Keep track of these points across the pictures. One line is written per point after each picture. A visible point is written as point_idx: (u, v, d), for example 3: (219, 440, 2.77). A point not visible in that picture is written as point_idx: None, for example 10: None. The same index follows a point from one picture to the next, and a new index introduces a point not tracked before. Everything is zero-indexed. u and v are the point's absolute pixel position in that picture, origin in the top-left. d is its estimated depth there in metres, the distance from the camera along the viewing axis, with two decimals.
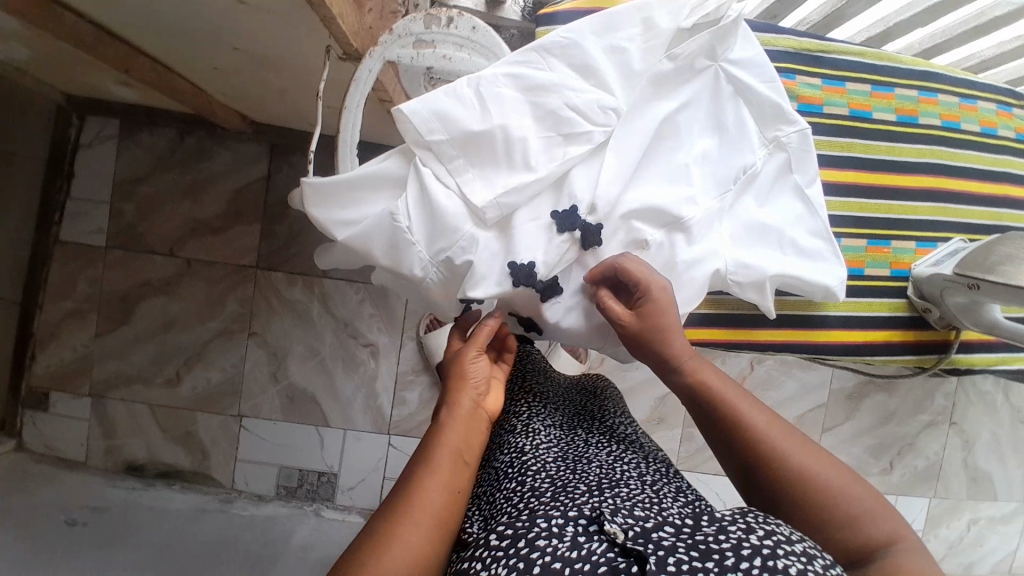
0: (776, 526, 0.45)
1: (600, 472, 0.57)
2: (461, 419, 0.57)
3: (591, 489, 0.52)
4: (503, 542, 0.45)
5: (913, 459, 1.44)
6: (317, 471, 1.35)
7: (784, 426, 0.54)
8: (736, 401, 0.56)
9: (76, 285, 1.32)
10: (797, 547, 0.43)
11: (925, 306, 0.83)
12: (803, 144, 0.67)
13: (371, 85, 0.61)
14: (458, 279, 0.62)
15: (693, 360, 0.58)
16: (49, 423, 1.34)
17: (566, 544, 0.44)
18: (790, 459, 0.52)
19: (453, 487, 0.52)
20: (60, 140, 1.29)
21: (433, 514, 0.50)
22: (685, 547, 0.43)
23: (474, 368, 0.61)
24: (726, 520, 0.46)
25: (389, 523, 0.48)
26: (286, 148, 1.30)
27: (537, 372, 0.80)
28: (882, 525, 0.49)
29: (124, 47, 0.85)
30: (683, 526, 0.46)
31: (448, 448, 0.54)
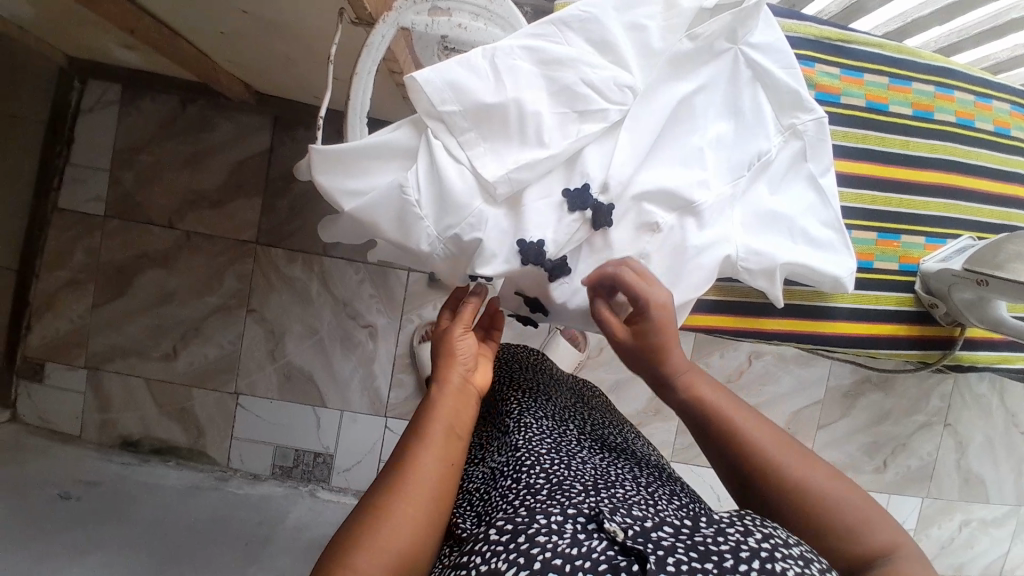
0: (773, 529, 0.45)
1: (594, 473, 0.58)
2: (451, 394, 0.56)
3: (587, 490, 0.52)
4: (502, 536, 0.44)
5: (906, 459, 1.42)
6: (312, 452, 1.34)
7: (780, 436, 0.53)
8: (732, 412, 0.54)
9: (73, 254, 1.31)
10: (794, 550, 0.43)
11: (932, 301, 0.81)
12: (819, 133, 0.63)
13: (383, 52, 0.59)
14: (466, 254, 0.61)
15: (689, 372, 0.57)
16: (44, 394, 1.32)
17: (566, 540, 0.43)
18: (788, 470, 0.51)
19: (448, 461, 0.52)
20: (60, 103, 1.27)
21: (428, 487, 0.49)
22: (684, 548, 0.42)
23: (463, 345, 0.60)
24: (725, 522, 0.45)
25: (383, 497, 0.48)
26: (290, 122, 1.28)
27: (532, 377, 0.82)
28: (880, 534, 0.48)
29: (127, 4, 0.83)
30: (682, 526, 0.46)
31: (441, 423, 0.53)
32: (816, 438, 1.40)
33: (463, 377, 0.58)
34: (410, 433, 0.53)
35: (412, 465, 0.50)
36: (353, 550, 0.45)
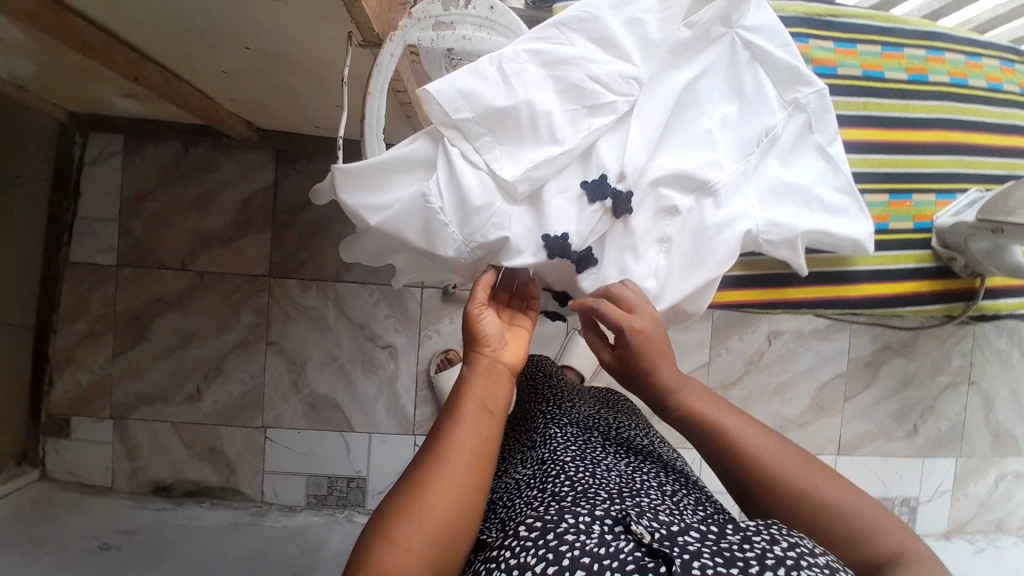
0: (798, 538, 0.44)
1: (620, 480, 0.58)
2: (480, 374, 0.57)
3: (611, 497, 0.52)
4: (533, 532, 0.45)
5: (935, 421, 1.43)
6: (345, 477, 1.34)
7: (781, 443, 0.54)
8: (731, 423, 0.55)
9: (89, 306, 1.32)
10: (820, 560, 0.42)
11: (950, 255, 0.83)
12: (821, 104, 0.65)
13: (393, 69, 0.61)
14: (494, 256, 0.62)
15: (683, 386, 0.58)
16: (72, 449, 1.33)
17: (594, 540, 0.43)
18: (789, 479, 0.51)
19: (482, 436, 0.54)
20: (64, 158, 1.29)
21: (463, 462, 0.52)
22: (710, 553, 0.42)
23: (487, 325, 0.59)
24: (751, 530, 0.45)
25: (423, 472, 0.51)
26: (292, 154, 1.30)
27: (556, 391, 0.82)
28: (887, 537, 0.48)
29: (131, 53, 0.85)
30: (708, 532, 0.46)
31: (473, 399, 0.56)
32: (843, 411, 1.40)
33: (491, 358, 0.59)
34: (445, 412, 0.56)
35: (448, 441, 0.53)
36: (394, 522, 0.49)
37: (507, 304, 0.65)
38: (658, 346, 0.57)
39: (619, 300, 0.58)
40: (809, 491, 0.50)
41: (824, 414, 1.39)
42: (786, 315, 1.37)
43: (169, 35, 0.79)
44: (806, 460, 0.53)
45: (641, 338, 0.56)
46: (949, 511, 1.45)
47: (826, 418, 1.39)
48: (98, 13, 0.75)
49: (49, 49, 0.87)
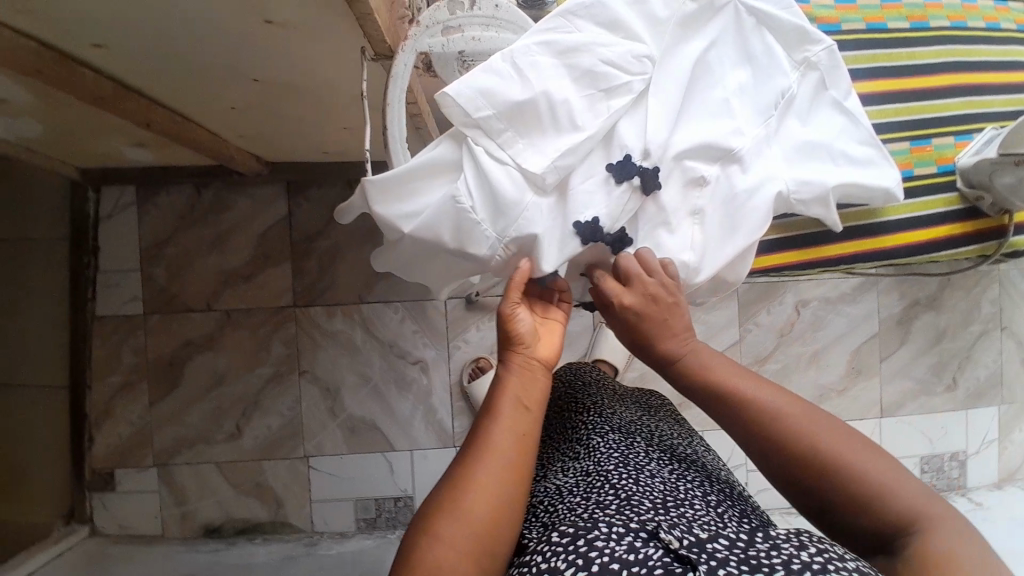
0: (830, 544, 0.47)
1: (663, 487, 0.60)
2: (516, 370, 0.58)
3: (655, 507, 0.54)
4: (563, 539, 0.48)
5: (973, 371, 1.41)
6: (392, 497, 1.34)
7: (801, 404, 0.53)
8: (748, 388, 0.55)
9: (121, 357, 1.33)
10: (850, 564, 0.45)
11: (976, 194, 0.83)
12: (831, 61, 0.66)
13: (408, 78, 0.62)
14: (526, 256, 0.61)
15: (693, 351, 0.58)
16: (120, 502, 1.34)
17: (623, 547, 0.47)
18: (808, 444, 0.51)
19: (520, 432, 0.54)
20: (81, 216, 1.31)
21: (502, 458, 0.52)
22: (737, 560, 0.45)
23: (519, 325, 0.59)
24: (781, 538, 0.48)
25: (464, 470, 0.52)
26: (302, 184, 1.32)
27: (596, 396, 0.82)
28: (906, 499, 0.48)
29: (140, 100, 0.85)
30: (738, 540, 0.49)
31: (510, 395, 0.56)
32: (880, 372, 1.39)
33: (525, 356, 0.59)
34: (483, 409, 0.56)
35: (487, 437, 0.53)
36: (437, 518, 0.49)
37: (540, 300, 0.64)
38: (659, 320, 0.58)
39: (624, 273, 0.58)
40: (826, 456, 0.50)
41: (861, 377, 1.38)
42: (809, 282, 1.37)
43: (180, 80, 0.80)
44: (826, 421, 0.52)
45: (633, 313, 0.58)
46: (1001, 459, 1.43)
47: (865, 380, 1.38)
48: (110, 66, 0.76)
49: (61, 108, 0.89)
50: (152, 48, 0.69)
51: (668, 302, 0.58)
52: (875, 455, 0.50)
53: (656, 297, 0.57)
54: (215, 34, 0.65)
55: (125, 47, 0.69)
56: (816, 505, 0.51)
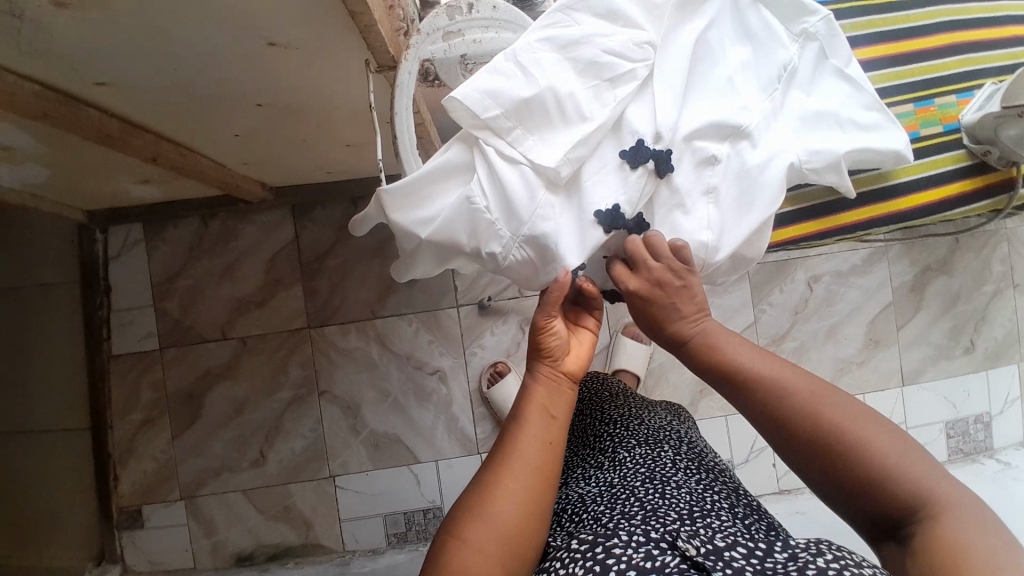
0: (850, 553, 0.48)
1: (690, 499, 0.61)
2: (543, 380, 0.58)
3: (681, 518, 0.56)
4: (581, 546, 0.52)
5: (991, 331, 1.41)
6: (421, 509, 1.33)
7: (816, 384, 0.51)
8: (759, 368, 0.53)
9: (140, 394, 1.33)
10: (867, 570, 0.45)
11: (983, 150, 0.83)
12: (829, 29, 0.67)
13: (413, 86, 0.63)
14: (546, 258, 0.60)
15: (704, 329, 0.57)
16: (149, 538, 1.33)
17: (641, 554, 0.50)
18: (817, 422, 0.49)
19: (546, 441, 0.55)
20: (89, 259, 1.31)
21: (528, 464, 0.54)
22: (753, 570, 0.48)
23: (552, 338, 0.59)
24: (799, 547, 0.50)
25: (491, 476, 0.53)
26: (307, 206, 1.33)
27: (623, 407, 0.84)
28: (920, 484, 0.46)
29: (146, 134, 0.85)
30: (756, 549, 0.51)
31: (536, 404, 0.57)
32: (897, 341, 1.38)
33: (553, 366, 0.59)
34: (510, 416, 0.57)
35: (514, 444, 0.54)
36: (464, 523, 0.51)
37: (572, 309, 0.64)
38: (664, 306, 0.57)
39: (632, 259, 0.58)
40: (837, 437, 0.49)
41: (879, 348, 1.38)
42: (819, 258, 1.37)
43: (185, 112, 0.81)
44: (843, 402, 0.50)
45: (641, 300, 0.58)
46: None
47: (883, 350, 1.38)
48: (116, 103, 0.76)
49: (67, 150, 0.89)
50: (157, 82, 0.70)
51: (675, 287, 0.57)
52: (892, 440, 0.48)
53: (663, 284, 0.57)
54: (221, 61, 0.65)
55: (131, 82, 0.69)
56: (830, 489, 0.50)
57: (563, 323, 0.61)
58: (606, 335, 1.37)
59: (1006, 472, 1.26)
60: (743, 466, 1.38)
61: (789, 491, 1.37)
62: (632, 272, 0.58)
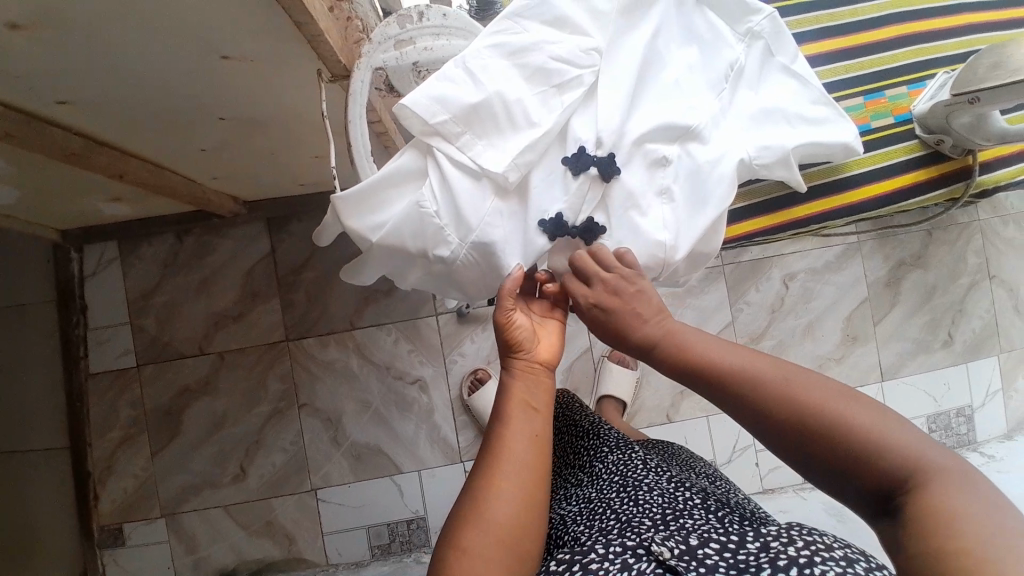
0: (817, 537, 0.48)
1: (662, 502, 0.60)
2: (521, 375, 0.58)
3: (656, 524, 0.55)
4: (560, 565, 0.50)
5: (968, 323, 1.42)
6: (405, 520, 1.32)
7: (784, 368, 0.50)
8: (729, 358, 0.52)
9: (119, 412, 1.32)
10: (836, 552, 0.46)
11: (935, 139, 0.86)
12: (774, 27, 0.68)
13: (367, 94, 0.62)
14: (493, 264, 0.61)
15: (663, 337, 0.56)
16: (130, 557, 1.32)
17: (617, 565, 0.49)
18: (799, 406, 0.47)
19: (533, 434, 0.55)
20: (65, 277, 1.31)
21: (518, 461, 0.53)
22: (726, 566, 0.48)
23: (518, 330, 0.58)
24: (771, 536, 0.49)
25: (482, 480, 0.52)
26: (283, 219, 1.33)
27: (593, 417, 0.84)
28: (911, 454, 0.43)
29: (114, 152, 0.86)
30: (729, 541, 0.51)
31: (517, 399, 0.57)
32: (876, 336, 1.39)
33: (527, 360, 0.59)
34: (492, 418, 0.57)
35: (499, 443, 0.54)
36: (462, 531, 0.50)
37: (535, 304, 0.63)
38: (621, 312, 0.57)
39: (582, 272, 0.59)
40: (821, 417, 0.46)
41: (858, 343, 1.39)
42: (794, 256, 1.38)
43: (152, 129, 0.81)
44: (818, 380, 0.49)
45: (599, 311, 0.58)
46: (1007, 408, 1.43)
47: (861, 346, 1.39)
48: (79, 122, 0.76)
49: (35, 170, 0.89)
50: (119, 100, 0.70)
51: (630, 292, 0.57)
52: (872, 411, 0.46)
53: (617, 291, 0.57)
54: (179, 76, 0.65)
55: (93, 100, 0.69)
56: (821, 473, 0.47)
57: (526, 315, 0.61)
58: (586, 339, 1.37)
59: (990, 465, 1.26)
60: (726, 466, 1.38)
61: (772, 490, 1.37)
62: (587, 284, 0.59)
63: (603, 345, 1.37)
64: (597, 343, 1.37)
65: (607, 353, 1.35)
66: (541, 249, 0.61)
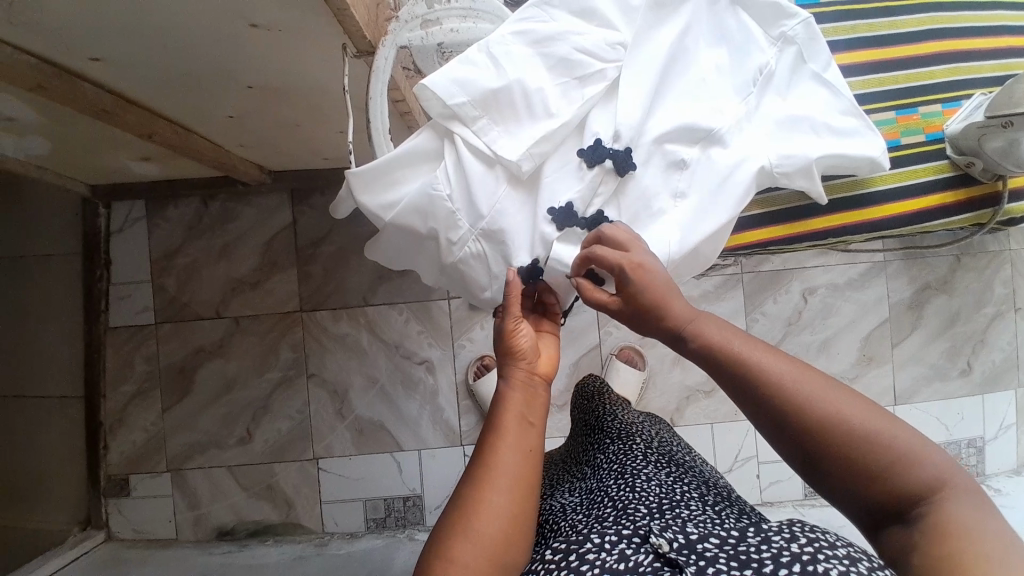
0: (821, 534, 0.44)
1: (659, 492, 0.57)
2: (519, 385, 0.54)
3: (651, 512, 0.52)
4: (556, 555, 0.48)
5: (990, 354, 1.38)
6: (401, 497, 1.34)
7: (811, 373, 0.46)
8: (756, 354, 0.48)
9: (134, 366, 1.36)
10: (839, 550, 0.42)
11: (966, 160, 0.83)
12: (808, 33, 0.66)
13: (390, 72, 0.61)
14: (501, 253, 0.61)
15: (696, 320, 0.51)
16: (134, 506, 1.37)
17: (614, 556, 0.46)
18: (817, 415, 0.44)
19: (526, 449, 0.51)
20: (92, 232, 1.35)
21: (507, 480, 0.49)
22: (726, 557, 0.44)
23: (523, 340, 0.55)
24: (773, 530, 0.45)
25: (473, 491, 0.49)
26: (306, 191, 1.35)
27: (601, 410, 0.82)
28: (924, 472, 0.42)
29: (142, 112, 0.87)
30: (730, 536, 0.47)
31: (514, 412, 0.52)
32: (892, 358, 1.36)
33: (526, 370, 0.55)
34: (485, 428, 0.53)
35: (492, 456, 0.50)
36: (450, 543, 0.47)
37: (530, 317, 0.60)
38: (662, 281, 0.51)
39: (615, 243, 0.54)
40: (838, 429, 0.44)
41: (873, 364, 1.36)
42: (815, 270, 1.35)
43: (180, 92, 0.83)
44: (835, 385, 0.46)
45: (644, 273, 0.51)
46: (1021, 444, 1.39)
47: (876, 368, 1.36)
48: (109, 79, 0.78)
49: (67, 125, 0.92)
50: (149, 61, 0.72)
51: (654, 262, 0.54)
52: (899, 427, 0.44)
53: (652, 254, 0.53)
54: (208, 42, 0.67)
55: (123, 59, 0.71)
56: (835, 487, 0.44)
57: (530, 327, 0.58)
58: (595, 335, 1.37)
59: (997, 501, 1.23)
60: (726, 475, 1.37)
61: (771, 503, 1.36)
62: (625, 249, 0.53)
63: (612, 344, 1.36)
64: (606, 341, 1.36)
65: (615, 351, 1.35)
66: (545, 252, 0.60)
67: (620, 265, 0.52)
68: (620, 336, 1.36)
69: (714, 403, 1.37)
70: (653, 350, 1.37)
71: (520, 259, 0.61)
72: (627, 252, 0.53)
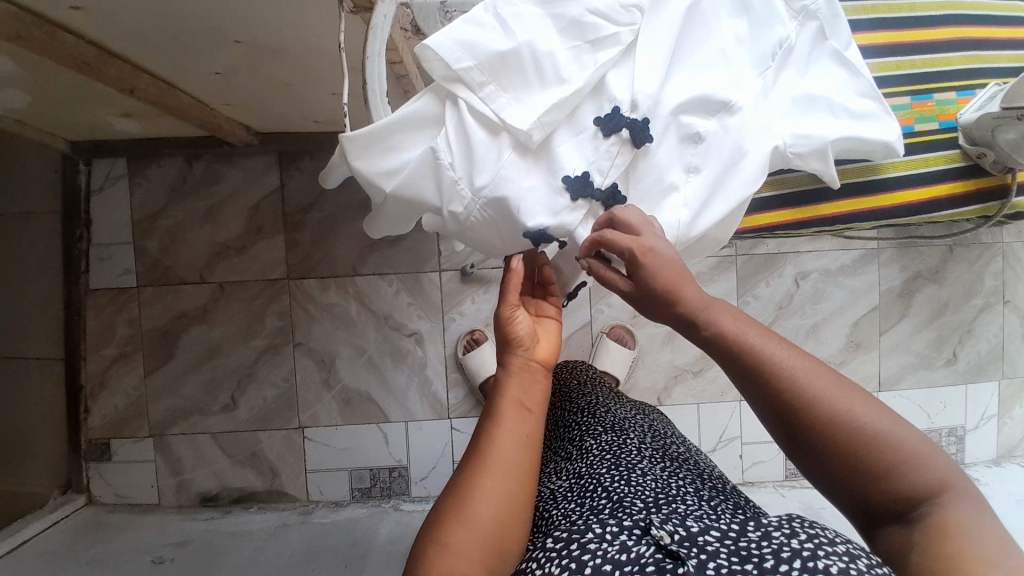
0: (819, 530, 0.43)
1: (655, 486, 0.56)
2: (517, 371, 0.54)
3: (648, 506, 0.51)
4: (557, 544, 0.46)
5: (975, 345, 1.39)
6: (387, 467, 1.34)
7: (822, 368, 0.45)
8: (769, 348, 0.46)
9: (115, 330, 1.33)
10: (839, 547, 0.41)
11: (978, 151, 0.81)
12: (830, 9, 0.64)
13: (388, 30, 0.57)
14: (508, 219, 0.57)
15: (708, 308, 0.48)
16: (116, 470, 1.35)
17: (615, 547, 0.45)
18: (822, 410, 0.43)
19: (522, 435, 0.51)
20: (72, 189, 1.30)
21: (503, 464, 0.49)
22: (726, 552, 0.42)
23: (519, 327, 0.54)
24: (772, 525, 0.44)
25: (469, 476, 0.48)
26: (295, 155, 1.30)
27: (591, 397, 0.81)
28: (930, 472, 0.42)
29: (127, 66, 0.83)
30: (730, 530, 0.45)
31: (511, 397, 0.52)
32: (879, 345, 1.37)
33: (524, 356, 0.54)
34: (483, 415, 0.52)
35: (489, 442, 0.50)
36: (445, 527, 0.46)
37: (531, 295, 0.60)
38: (673, 267, 0.49)
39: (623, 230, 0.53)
40: (847, 424, 0.43)
41: (861, 351, 1.37)
42: (809, 255, 1.35)
43: (164, 45, 0.78)
44: (844, 382, 0.44)
45: (655, 259, 0.49)
46: (999, 433, 1.41)
47: (863, 354, 1.37)
48: (90, 30, 0.73)
49: (45, 77, 0.86)
50: (130, 12, 0.67)
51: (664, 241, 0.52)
52: (906, 428, 0.43)
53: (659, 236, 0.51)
54: None
55: (106, 9, 0.67)
56: (837, 486, 0.43)
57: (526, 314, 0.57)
58: (587, 313, 1.36)
59: None
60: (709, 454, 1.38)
61: (752, 482, 1.38)
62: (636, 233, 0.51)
63: (603, 322, 1.36)
64: (597, 318, 1.36)
65: (606, 330, 1.34)
66: (573, 225, 0.58)
67: (631, 248, 0.50)
68: (611, 315, 1.35)
69: (702, 383, 1.38)
70: (643, 330, 1.36)
71: (529, 223, 0.57)
72: (638, 237, 0.51)
